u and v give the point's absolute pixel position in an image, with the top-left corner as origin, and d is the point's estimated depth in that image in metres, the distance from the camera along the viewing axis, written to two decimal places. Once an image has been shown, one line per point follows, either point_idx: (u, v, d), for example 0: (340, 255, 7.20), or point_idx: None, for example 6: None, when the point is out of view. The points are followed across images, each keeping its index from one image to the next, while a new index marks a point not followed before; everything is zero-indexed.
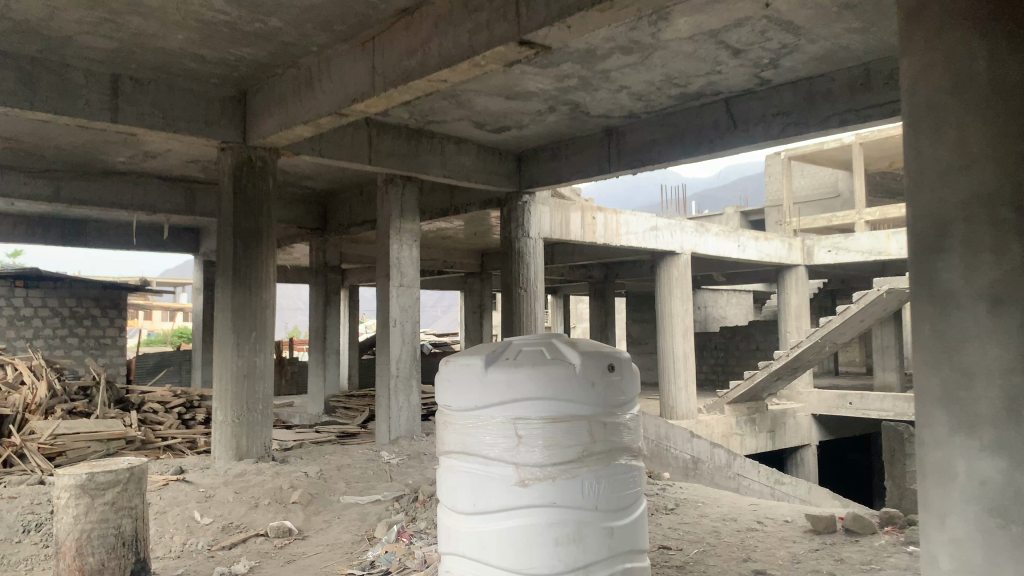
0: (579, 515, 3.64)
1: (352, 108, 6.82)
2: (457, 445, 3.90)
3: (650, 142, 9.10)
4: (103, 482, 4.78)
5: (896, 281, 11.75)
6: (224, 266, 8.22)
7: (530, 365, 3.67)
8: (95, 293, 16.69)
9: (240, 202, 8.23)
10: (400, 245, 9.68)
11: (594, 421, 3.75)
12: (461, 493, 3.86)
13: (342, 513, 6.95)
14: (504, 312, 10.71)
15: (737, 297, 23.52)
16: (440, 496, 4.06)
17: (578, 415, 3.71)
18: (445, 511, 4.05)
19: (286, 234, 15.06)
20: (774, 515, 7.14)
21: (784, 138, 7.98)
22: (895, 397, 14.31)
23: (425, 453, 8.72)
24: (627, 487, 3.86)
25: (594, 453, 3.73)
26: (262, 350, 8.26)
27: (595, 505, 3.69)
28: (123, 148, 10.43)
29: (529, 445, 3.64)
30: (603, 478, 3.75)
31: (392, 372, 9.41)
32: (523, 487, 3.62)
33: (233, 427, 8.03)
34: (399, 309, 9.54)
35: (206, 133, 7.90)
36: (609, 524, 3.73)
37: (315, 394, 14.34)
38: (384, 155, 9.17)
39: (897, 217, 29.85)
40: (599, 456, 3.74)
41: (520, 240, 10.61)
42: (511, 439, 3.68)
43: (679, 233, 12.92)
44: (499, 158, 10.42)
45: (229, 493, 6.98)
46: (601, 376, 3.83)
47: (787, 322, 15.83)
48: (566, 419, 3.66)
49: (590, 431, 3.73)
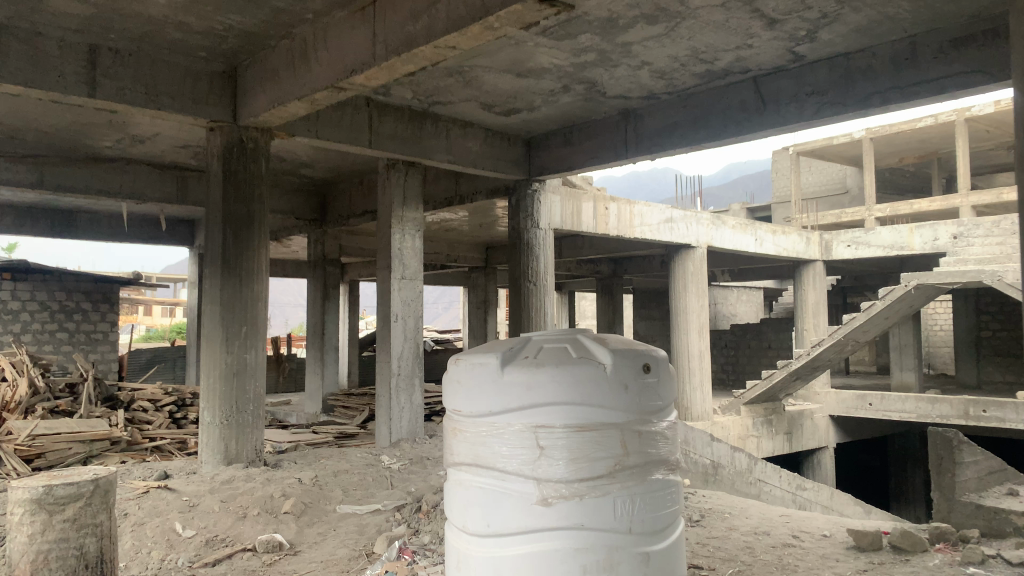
0: (610, 539, 2.99)
1: (350, 81, 6.21)
2: (465, 457, 3.26)
3: (671, 125, 8.49)
4: (63, 496, 4.19)
5: (925, 277, 11.14)
6: (213, 255, 7.61)
7: (552, 363, 3.03)
8: (86, 286, 16.09)
9: (229, 186, 7.63)
10: (402, 235, 9.06)
11: (627, 429, 3.11)
12: (471, 512, 3.23)
13: (339, 525, 6.35)
14: (512, 307, 10.11)
15: (747, 294, 22.88)
16: (448, 515, 3.43)
17: (608, 423, 3.06)
18: (452, 532, 3.42)
19: (283, 226, 14.45)
20: (809, 529, 6.53)
21: (819, 119, 7.36)
22: (918, 398, 13.68)
23: (429, 458, 8.12)
24: (664, 506, 3.20)
25: (628, 467, 3.08)
26: (253, 346, 7.65)
27: (629, 527, 3.04)
28: (108, 131, 9.83)
29: (551, 457, 3.00)
30: (637, 496, 3.09)
31: (394, 370, 8.81)
32: (545, 506, 2.98)
33: (221, 429, 7.43)
34: (401, 303, 8.94)
35: (193, 111, 7.31)
36: (646, 550, 3.08)
37: (313, 392, 13.74)
38: (385, 138, 8.57)
39: (909, 213, 29.16)
40: (632, 470, 3.09)
41: (529, 231, 10.00)
42: (530, 450, 3.03)
43: (694, 225, 12.28)
44: (507, 143, 9.81)
45: (215, 503, 6.39)
46: (636, 377, 3.18)
47: (803, 319, 15.23)
48: (595, 428, 3.01)
49: (622, 441, 3.08)
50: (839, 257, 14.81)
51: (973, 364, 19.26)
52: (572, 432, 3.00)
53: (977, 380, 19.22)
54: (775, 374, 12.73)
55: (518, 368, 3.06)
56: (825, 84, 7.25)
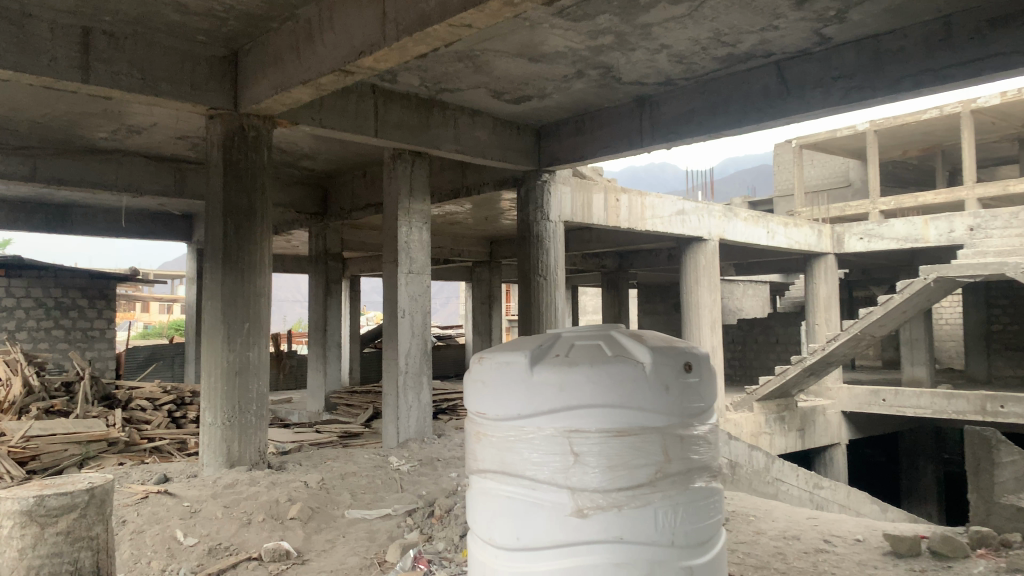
0: (651, 552, 2.82)
1: (358, 64, 5.89)
2: (493, 463, 3.08)
3: (688, 113, 8.18)
4: (55, 507, 3.88)
5: (945, 269, 10.83)
6: (213, 248, 7.28)
7: (588, 363, 2.86)
8: (82, 282, 15.75)
9: (230, 176, 7.30)
10: (409, 227, 8.74)
11: (667, 434, 2.93)
12: (499, 523, 3.05)
13: (348, 531, 6.04)
14: (521, 303, 9.81)
15: (753, 288, 22.61)
16: (473, 524, 3.24)
17: (648, 427, 2.89)
18: (478, 542, 3.23)
19: (283, 220, 14.12)
20: (840, 533, 6.24)
21: (846, 104, 7.04)
22: (933, 394, 13.39)
23: (439, 458, 7.82)
24: (706, 516, 3.03)
25: (669, 475, 2.91)
26: (255, 344, 7.34)
27: (670, 538, 2.87)
28: (103, 121, 9.49)
29: (587, 465, 2.83)
30: (679, 506, 2.92)
31: (401, 368, 8.50)
32: (581, 518, 2.81)
33: (223, 430, 7.12)
34: (408, 298, 8.62)
35: (192, 98, 6.98)
36: (689, 564, 2.90)
37: (315, 390, 13.43)
38: (391, 127, 8.26)
39: (914, 206, 28.86)
40: (673, 478, 2.92)
41: (539, 224, 9.69)
42: (563, 456, 2.86)
43: (706, 217, 11.98)
44: (517, 132, 9.49)
45: (218, 509, 6.08)
46: (676, 378, 3.01)
47: (815, 313, 14.99)
48: (634, 433, 2.84)
49: (662, 447, 2.91)
50: (852, 250, 14.51)
51: (983, 359, 18.99)
52: (608, 437, 2.83)
53: (987, 374, 18.95)
54: (789, 370, 12.45)
55: (550, 368, 2.90)
56: (853, 69, 6.94)
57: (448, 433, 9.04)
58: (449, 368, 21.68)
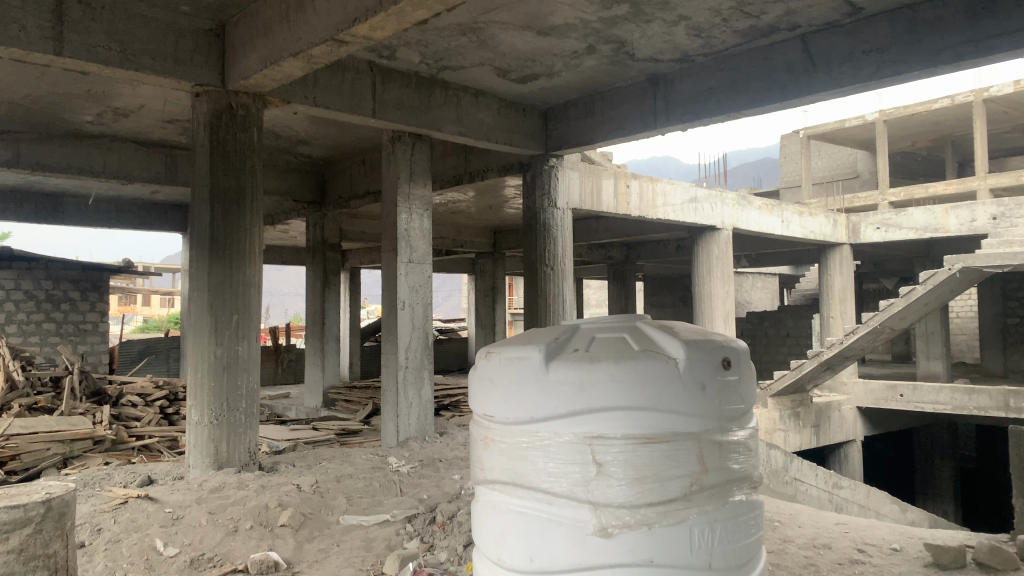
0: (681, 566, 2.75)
1: (353, 32, 5.41)
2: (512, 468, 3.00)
3: (706, 92, 7.71)
4: (6, 522, 3.44)
5: (971, 259, 10.34)
6: (199, 235, 6.81)
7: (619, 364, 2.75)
8: (74, 274, 15.29)
9: (217, 157, 6.82)
10: (409, 214, 8.24)
11: (700, 441, 2.86)
12: (517, 532, 2.97)
13: (343, 539, 5.58)
14: (526, 294, 9.35)
15: (762, 281, 22.14)
16: (488, 532, 3.16)
17: (680, 432, 2.82)
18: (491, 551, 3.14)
19: (280, 209, 13.65)
20: (874, 541, 5.78)
21: (877, 80, 6.54)
22: (953, 389, 12.91)
23: (441, 459, 7.36)
24: (741, 529, 2.94)
25: (704, 486, 2.84)
26: (245, 337, 6.87)
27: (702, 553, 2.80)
28: (88, 103, 9.01)
29: (614, 473, 2.76)
30: (712, 518, 2.85)
31: (401, 363, 8.03)
32: (606, 529, 2.74)
33: (210, 429, 6.65)
34: (408, 289, 8.15)
35: (176, 73, 6.49)
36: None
37: (313, 385, 12.99)
38: (390, 107, 7.78)
39: (924, 197, 28.31)
40: (708, 489, 2.84)
41: (546, 212, 9.21)
42: (588, 464, 2.80)
43: (719, 205, 11.49)
44: (523, 114, 9.00)
45: (202, 515, 5.63)
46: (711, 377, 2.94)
47: (830, 305, 14.49)
48: (665, 440, 2.78)
49: (697, 454, 2.85)
50: (868, 240, 14.03)
51: (998, 353, 18.49)
52: (638, 444, 2.76)
53: (1003, 369, 18.47)
54: (805, 364, 11.97)
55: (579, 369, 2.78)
56: (886, 40, 6.45)
57: (451, 431, 8.58)
58: (452, 362, 21.24)
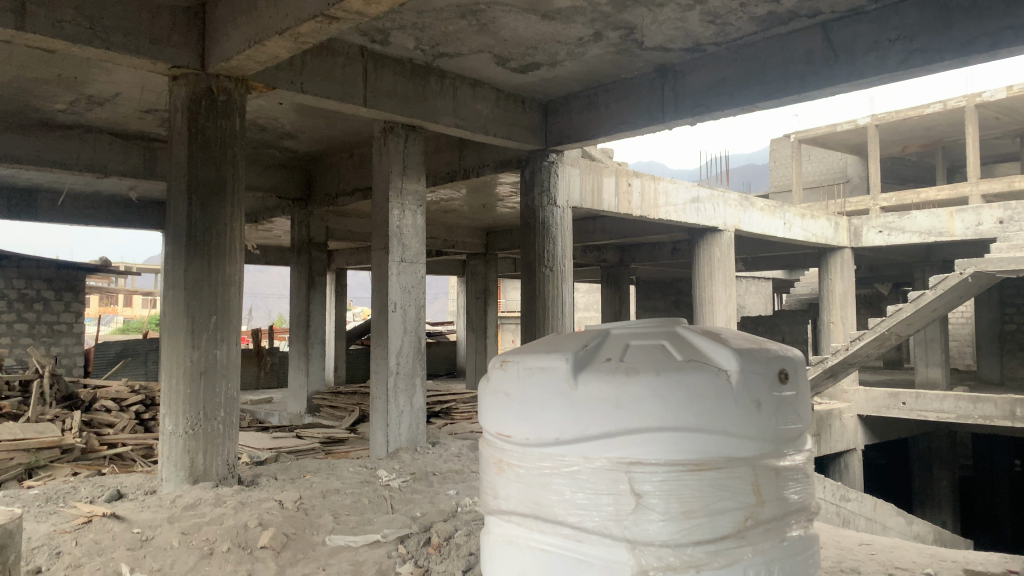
0: None
1: (345, 7, 4.93)
2: (536, 495, 2.73)
3: (718, 83, 7.29)
4: None
5: (983, 263, 9.97)
6: (176, 229, 6.30)
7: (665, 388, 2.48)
8: (48, 273, 14.67)
9: (196, 145, 6.30)
10: (402, 210, 7.76)
11: (754, 466, 2.62)
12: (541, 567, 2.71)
13: (329, 563, 5.07)
14: (524, 296, 8.90)
15: (756, 285, 21.81)
16: (502, 563, 2.89)
17: (732, 458, 2.58)
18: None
19: (264, 207, 13.13)
20: (905, 565, 5.32)
21: (904, 70, 6.14)
22: (958, 397, 12.55)
23: (434, 472, 6.87)
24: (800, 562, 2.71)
25: (760, 519, 2.61)
26: (224, 340, 6.36)
27: None
28: (59, 90, 8.47)
29: (655, 506, 2.52)
30: (769, 553, 2.62)
31: (392, 368, 7.55)
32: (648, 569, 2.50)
33: (185, 439, 6.13)
34: (400, 290, 7.67)
35: (151, 53, 5.97)
36: None
37: (297, 390, 12.47)
38: (382, 96, 7.32)
39: (916, 202, 28.11)
40: (765, 522, 2.62)
41: (545, 210, 8.77)
42: (625, 495, 2.55)
43: (722, 206, 11.08)
44: (522, 107, 8.55)
45: (174, 537, 5.11)
46: (766, 395, 2.70)
47: (830, 310, 14.10)
48: (715, 467, 2.54)
49: (753, 482, 2.61)
50: (870, 244, 13.67)
51: (995, 360, 18.21)
52: (682, 472, 2.53)
53: (1000, 376, 18.18)
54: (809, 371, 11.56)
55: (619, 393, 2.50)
56: (915, 27, 6.05)
57: (443, 441, 8.10)
58: (439, 366, 20.74)
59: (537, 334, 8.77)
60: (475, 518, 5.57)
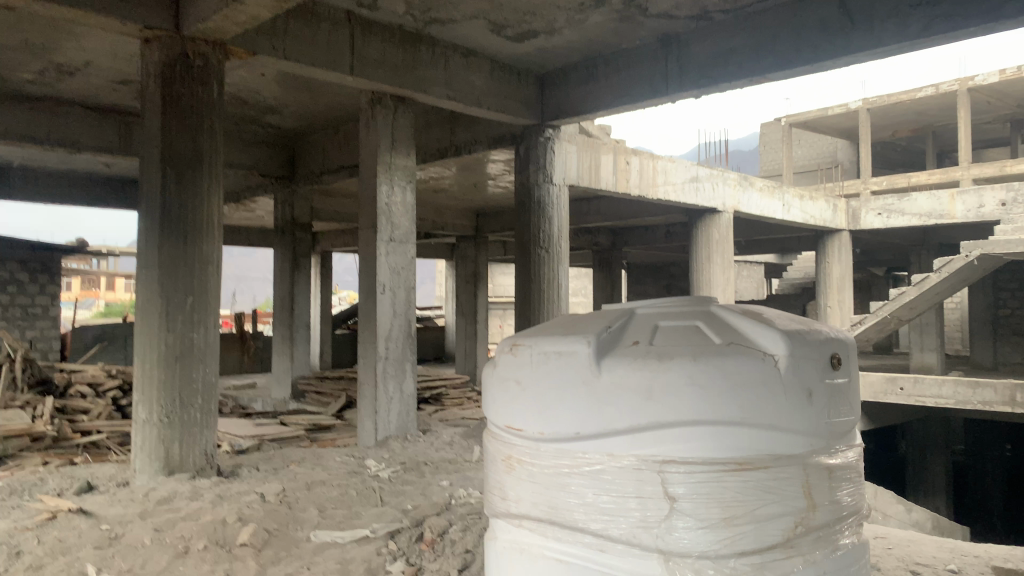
0: None
1: None
2: (550, 499, 2.37)
3: (725, 53, 6.94)
4: None
5: (990, 246, 9.69)
6: (150, 204, 5.86)
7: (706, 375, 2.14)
8: (21, 254, 14.11)
9: (170, 114, 5.83)
10: (391, 186, 7.36)
11: (804, 465, 2.27)
12: None
13: (315, 561, 4.70)
14: (518, 278, 8.55)
15: (748, 270, 21.53)
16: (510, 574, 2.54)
17: (780, 457, 2.24)
18: None
19: (246, 186, 12.65)
20: (926, 560, 5.01)
21: (925, 38, 5.81)
22: (957, 382, 12.32)
23: (425, 461, 6.51)
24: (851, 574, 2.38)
25: (810, 526, 2.27)
26: (201, 322, 5.95)
27: None
28: (25, 58, 7.96)
29: (692, 513, 2.17)
30: (819, 565, 2.29)
31: (381, 353, 7.18)
32: None
33: (160, 428, 5.74)
34: (389, 270, 7.29)
35: (120, 12, 5.51)
36: None
37: (281, 375, 12.06)
38: (370, 64, 6.91)
39: (907, 187, 27.91)
40: (815, 529, 2.28)
41: (541, 187, 8.40)
42: (658, 500, 2.19)
43: (721, 186, 10.73)
44: (517, 79, 8.15)
45: (146, 534, 4.73)
46: (817, 383, 2.35)
47: (827, 294, 13.82)
48: (762, 467, 2.19)
49: (802, 484, 2.27)
50: (868, 227, 13.38)
51: (989, 345, 18.03)
52: (723, 473, 2.18)
53: (994, 362, 18.03)
54: None
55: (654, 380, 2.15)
56: None
57: (434, 428, 7.74)
58: (427, 351, 20.37)
59: (532, 317, 8.42)
60: (471, 511, 5.22)
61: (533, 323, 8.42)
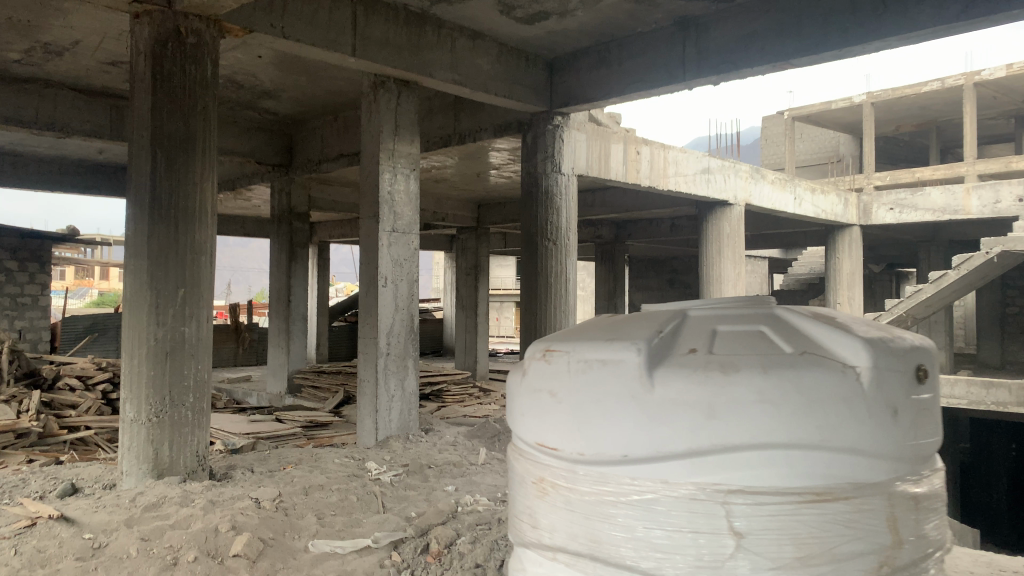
0: None
1: None
2: (591, 532, 2.05)
3: (747, 37, 6.60)
4: None
5: (1012, 243, 9.37)
6: (138, 190, 5.50)
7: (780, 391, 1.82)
8: (10, 242, 13.72)
9: (161, 94, 5.46)
10: (394, 174, 7.01)
11: (889, 497, 1.96)
12: None
13: (314, 574, 4.37)
14: (524, 272, 8.23)
15: (752, 264, 21.22)
16: None
17: (863, 486, 1.92)
18: None
19: (242, 173, 12.29)
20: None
21: (963, 22, 5.47)
22: (970, 381, 12.02)
23: (429, 463, 6.18)
24: None
25: (895, 567, 1.96)
26: (193, 316, 5.60)
27: None
28: (11, 36, 7.58)
29: (763, 551, 1.85)
30: None
31: (382, 349, 6.84)
32: None
33: (149, 428, 5.40)
34: (391, 262, 6.95)
35: None
36: None
37: (277, 369, 11.73)
38: (373, 45, 6.56)
39: (911, 182, 27.57)
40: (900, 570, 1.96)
41: (550, 177, 8.06)
42: (723, 537, 1.87)
43: (732, 177, 10.41)
44: (526, 63, 7.80)
45: (132, 544, 4.39)
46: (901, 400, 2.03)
47: (836, 291, 13.50)
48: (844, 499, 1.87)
49: (887, 517, 1.95)
50: (880, 222, 13.06)
51: (996, 343, 17.76)
52: (800, 505, 1.86)
53: (1001, 360, 17.76)
54: None
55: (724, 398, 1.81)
56: None
57: (437, 427, 7.42)
58: (426, 344, 20.04)
59: (539, 312, 8.10)
60: (479, 519, 4.89)
61: (540, 319, 8.09)
